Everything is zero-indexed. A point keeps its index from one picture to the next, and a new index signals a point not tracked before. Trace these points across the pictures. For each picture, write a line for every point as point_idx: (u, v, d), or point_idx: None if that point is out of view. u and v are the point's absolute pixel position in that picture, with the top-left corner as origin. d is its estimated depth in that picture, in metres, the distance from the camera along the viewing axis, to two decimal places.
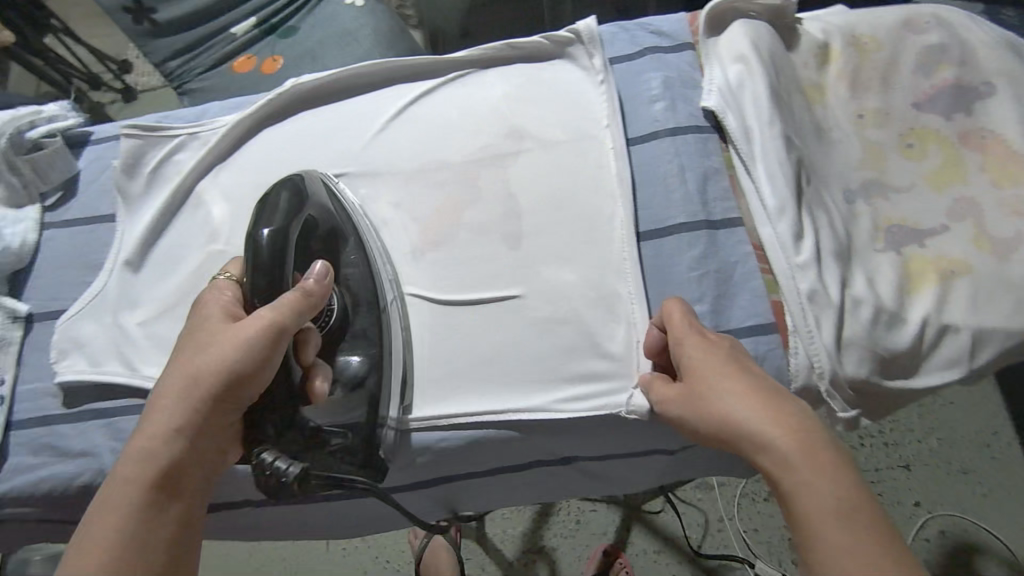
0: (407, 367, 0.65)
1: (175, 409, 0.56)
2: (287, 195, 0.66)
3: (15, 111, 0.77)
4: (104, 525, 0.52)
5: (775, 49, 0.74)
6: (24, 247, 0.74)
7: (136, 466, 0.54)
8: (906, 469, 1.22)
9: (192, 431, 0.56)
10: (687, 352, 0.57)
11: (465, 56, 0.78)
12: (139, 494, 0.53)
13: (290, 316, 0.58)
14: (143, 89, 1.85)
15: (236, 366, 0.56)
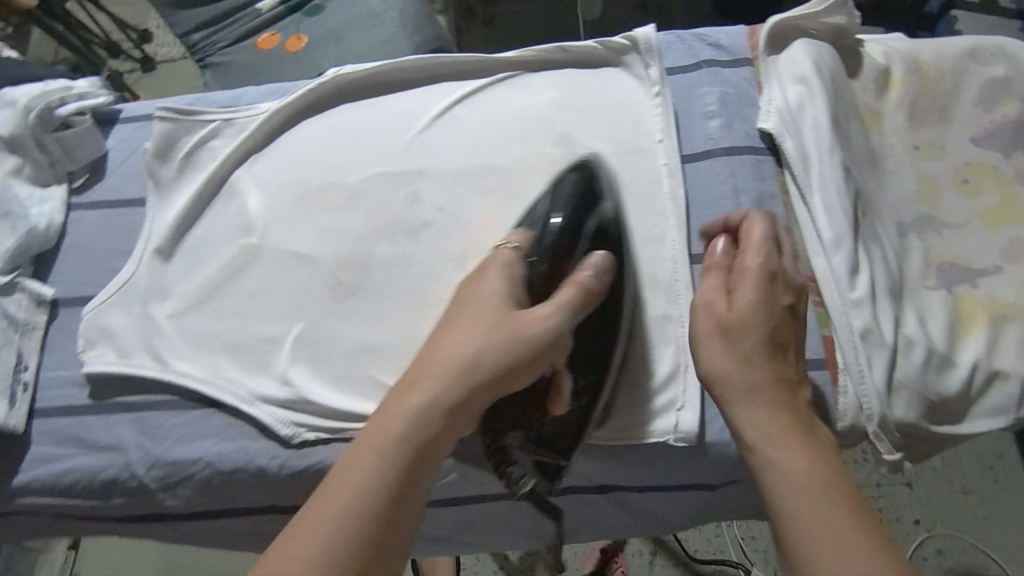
0: (632, 398, 0.63)
1: (442, 374, 0.50)
2: (580, 188, 0.64)
3: (45, 86, 0.74)
4: (341, 486, 0.46)
5: (836, 71, 0.72)
6: (49, 229, 0.71)
7: (392, 428, 0.48)
8: (909, 486, 1.21)
9: (459, 406, 0.50)
10: (737, 297, 0.54)
11: (515, 56, 0.76)
12: (397, 461, 0.47)
13: (573, 313, 0.54)
14: (162, 60, 1.81)
15: (510, 358, 0.51)
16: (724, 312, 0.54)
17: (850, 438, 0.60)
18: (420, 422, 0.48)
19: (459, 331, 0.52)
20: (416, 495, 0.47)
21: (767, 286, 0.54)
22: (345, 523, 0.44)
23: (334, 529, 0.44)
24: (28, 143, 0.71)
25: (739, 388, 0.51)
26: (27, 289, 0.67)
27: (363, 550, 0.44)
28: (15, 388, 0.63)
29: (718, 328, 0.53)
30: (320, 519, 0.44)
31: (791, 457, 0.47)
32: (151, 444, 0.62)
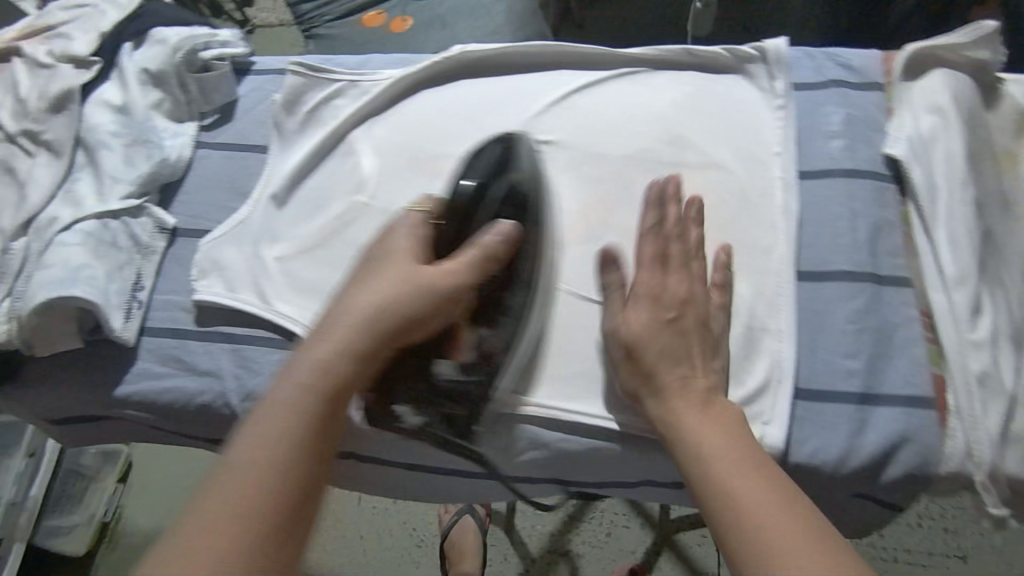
0: (534, 348, 0.64)
1: (351, 333, 0.53)
2: (498, 154, 0.66)
3: (193, 31, 0.78)
4: (257, 441, 0.49)
5: (974, 106, 0.69)
6: (179, 162, 0.75)
7: (304, 388, 0.51)
8: (962, 559, 1.11)
9: (364, 366, 0.53)
10: (661, 305, 0.59)
11: (639, 54, 0.76)
12: (310, 409, 0.51)
13: (473, 272, 0.58)
14: (260, 24, 1.98)
15: (408, 312, 0.54)
16: (650, 318, 0.59)
17: (951, 482, 0.59)
18: (320, 380, 0.52)
19: (366, 285, 0.56)
20: (328, 445, 0.52)
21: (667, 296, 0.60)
22: (274, 471, 0.48)
23: (264, 482, 0.48)
24: (171, 80, 0.76)
25: (650, 377, 0.58)
26: (152, 214, 0.71)
27: (283, 500, 0.48)
28: (131, 305, 0.66)
29: (620, 345, 0.60)
30: (247, 480, 0.48)
31: (710, 431, 0.55)
32: (248, 376, 0.65)
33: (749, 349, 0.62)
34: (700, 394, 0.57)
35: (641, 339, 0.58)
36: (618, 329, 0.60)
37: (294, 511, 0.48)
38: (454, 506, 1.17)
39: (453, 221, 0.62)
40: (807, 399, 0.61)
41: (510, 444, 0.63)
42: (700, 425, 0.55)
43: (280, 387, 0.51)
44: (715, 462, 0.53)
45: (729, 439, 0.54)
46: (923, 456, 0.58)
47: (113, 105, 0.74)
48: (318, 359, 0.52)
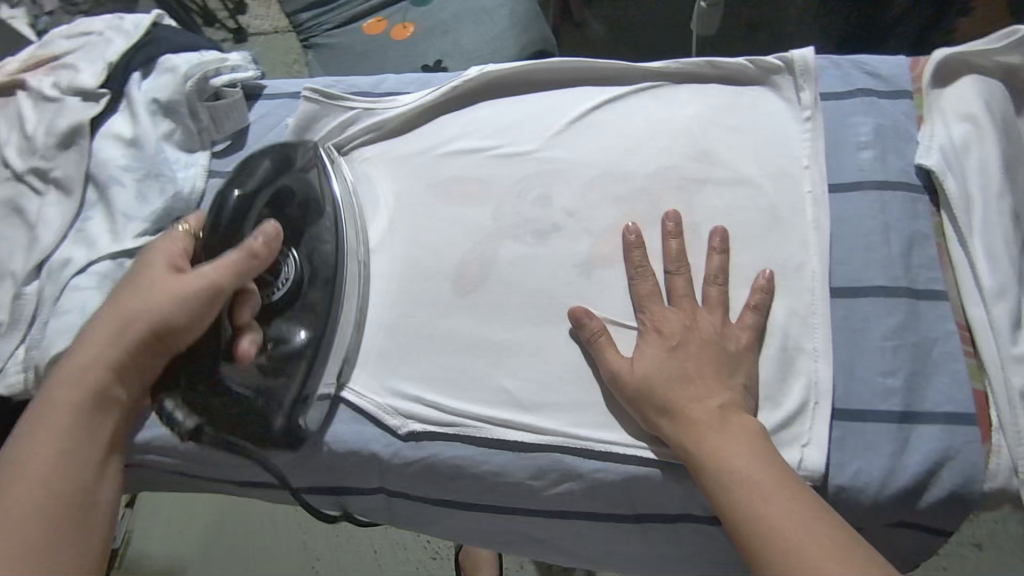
0: (355, 341, 0.68)
1: (104, 342, 0.58)
2: (269, 165, 0.71)
3: (203, 56, 0.76)
4: (45, 449, 0.55)
5: (1006, 113, 0.68)
6: (193, 194, 0.73)
7: (76, 399, 0.57)
8: (978, 549, 1.05)
9: (113, 372, 0.58)
10: (670, 326, 0.61)
11: (661, 67, 0.74)
12: (67, 424, 0.56)
13: (234, 278, 0.61)
14: (256, 33, 1.96)
15: (168, 320, 0.59)
16: (663, 342, 0.60)
17: (996, 501, 0.57)
18: (95, 384, 0.58)
19: (150, 296, 0.59)
20: (86, 457, 0.57)
21: (670, 330, 0.60)
22: (35, 492, 0.53)
23: (38, 483, 0.54)
24: (182, 109, 0.74)
25: (659, 407, 0.57)
26: None
27: (65, 513, 0.54)
28: None
29: (627, 391, 0.59)
30: (20, 481, 0.54)
31: (727, 448, 0.53)
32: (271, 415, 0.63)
33: (785, 371, 0.61)
34: (713, 411, 0.56)
35: (648, 375, 0.58)
36: (625, 369, 0.60)
37: (76, 520, 0.54)
38: None
39: (210, 231, 0.67)
40: (846, 419, 0.59)
41: (544, 477, 0.62)
42: (715, 444, 0.54)
43: (55, 384, 0.57)
44: (738, 481, 0.52)
45: (744, 452, 0.53)
46: (967, 475, 0.56)
47: (123, 139, 0.72)
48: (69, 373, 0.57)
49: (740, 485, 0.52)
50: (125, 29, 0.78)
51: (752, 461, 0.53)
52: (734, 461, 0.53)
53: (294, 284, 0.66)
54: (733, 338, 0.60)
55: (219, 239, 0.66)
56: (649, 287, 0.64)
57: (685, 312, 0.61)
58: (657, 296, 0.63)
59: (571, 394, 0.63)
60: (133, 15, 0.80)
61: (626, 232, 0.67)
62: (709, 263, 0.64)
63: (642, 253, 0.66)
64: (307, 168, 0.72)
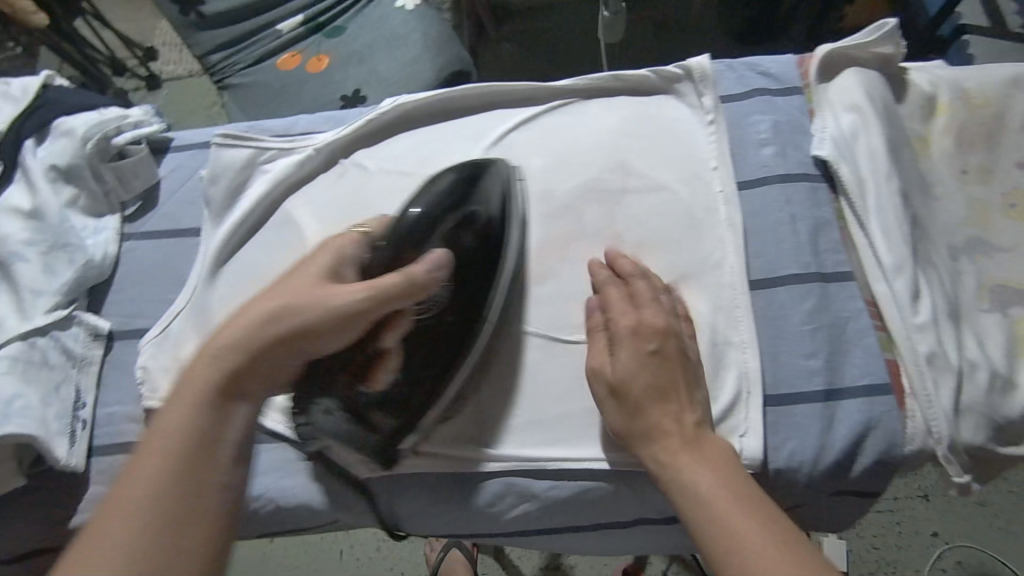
0: (482, 371, 0.66)
1: (257, 328, 0.53)
2: (451, 182, 0.66)
3: (101, 115, 0.74)
4: (174, 435, 0.49)
5: (886, 99, 0.73)
6: (105, 260, 0.71)
7: (210, 381, 0.51)
8: (924, 499, 1.11)
9: (252, 358, 0.52)
10: (646, 318, 0.60)
11: (569, 85, 0.77)
12: (192, 417, 0.49)
13: (385, 301, 0.54)
14: (169, 77, 1.91)
15: (306, 322, 0.53)
16: (645, 348, 0.58)
17: (917, 460, 0.61)
18: (229, 367, 0.51)
19: (335, 296, 0.54)
20: (215, 454, 0.49)
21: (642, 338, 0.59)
22: (146, 493, 0.46)
23: (148, 471, 0.47)
24: (85, 172, 0.71)
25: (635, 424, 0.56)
26: (84, 322, 0.67)
27: (175, 509, 0.46)
28: (74, 426, 0.62)
29: (604, 384, 0.59)
30: (144, 457, 0.48)
31: (687, 467, 0.53)
32: None
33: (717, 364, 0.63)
34: (682, 432, 0.55)
35: (624, 383, 0.57)
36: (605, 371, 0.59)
37: (188, 510, 0.47)
38: (439, 542, 1.12)
39: (391, 247, 0.60)
40: (777, 404, 0.62)
41: (501, 501, 0.63)
42: (680, 464, 0.54)
43: (190, 371, 0.52)
44: (695, 500, 0.52)
45: (707, 475, 0.53)
46: (889, 442, 0.60)
47: (21, 211, 0.68)
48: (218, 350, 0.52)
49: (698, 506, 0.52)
50: (12, 95, 0.74)
51: (716, 481, 0.52)
52: (697, 481, 0.53)
53: (435, 312, 0.62)
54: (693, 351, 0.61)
55: (387, 256, 0.59)
56: (620, 296, 0.63)
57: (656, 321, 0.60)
58: (633, 304, 0.61)
59: (517, 415, 0.64)
60: (19, 79, 0.76)
61: (592, 264, 0.66)
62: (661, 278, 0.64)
63: (611, 275, 0.64)
64: (501, 203, 0.68)
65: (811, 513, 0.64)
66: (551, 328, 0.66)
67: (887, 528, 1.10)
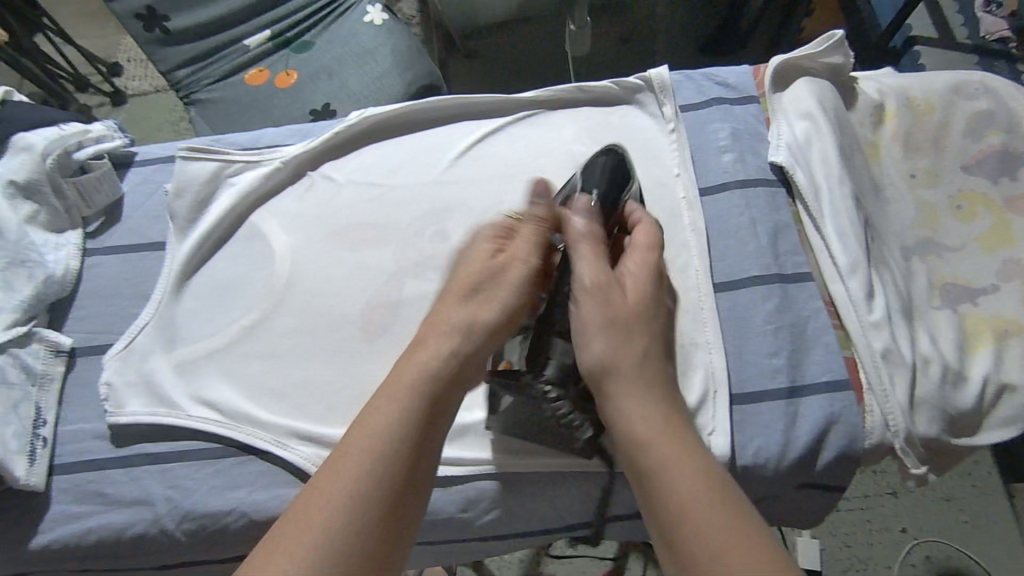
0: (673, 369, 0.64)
1: (467, 329, 0.54)
2: (607, 165, 0.67)
3: (61, 130, 0.73)
4: (388, 420, 0.47)
5: (837, 107, 0.76)
6: (66, 275, 0.70)
7: (415, 382, 0.50)
8: (893, 496, 1.14)
9: (453, 372, 0.51)
10: (637, 266, 0.60)
11: (534, 96, 0.78)
12: (405, 414, 0.48)
13: (531, 260, 0.59)
14: (134, 93, 1.88)
15: (496, 311, 0.56)
16: (658, 301, 0.60)
17: (877, 454, 0.63)
18: (435, 383, 0.50)
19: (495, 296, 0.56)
20: (426, 443, 0.48)
21: (639, 301, 0.58)
22: (365, 473, 0.45)
23: (363, 450, 0.45)
24: (45, 188, 0.70)
25: (615, 392, 0.52)
26: (44, 339, 0.65)
27: (387, 513, 0.44)
28: (34, 445, 0.61)
29: (607, 309, 0.56)
30: (345, 462, 0.45)
31: (665, 460, 0.48)
32: (180, 497, 0.60)
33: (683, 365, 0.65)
34: (660, 419, 0.51)
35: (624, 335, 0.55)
36: (611, 317, 0.55)
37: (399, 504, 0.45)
38: None
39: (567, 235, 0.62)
40: (743, 403, 0.64)
41: (472, 506, 0.62)
42: (659, 456, 0.48)
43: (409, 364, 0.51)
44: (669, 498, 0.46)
45: (687, 472, 0.47)
46: (851, 436, 0.62)
47: None
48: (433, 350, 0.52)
49: (668, 507, 0.46)
50: None
51: (694, 477, 0.47)
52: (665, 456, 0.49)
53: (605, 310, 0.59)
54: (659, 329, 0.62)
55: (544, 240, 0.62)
56: (633, 262, 0.60)
57: (652, 289, 0.60)
58: (642, 270, 0.60)
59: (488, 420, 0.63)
60: None
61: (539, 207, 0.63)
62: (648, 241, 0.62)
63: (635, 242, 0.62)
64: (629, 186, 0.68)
65: (779, 509, 0.66)
66: None
67: (859, 526, 1.12)
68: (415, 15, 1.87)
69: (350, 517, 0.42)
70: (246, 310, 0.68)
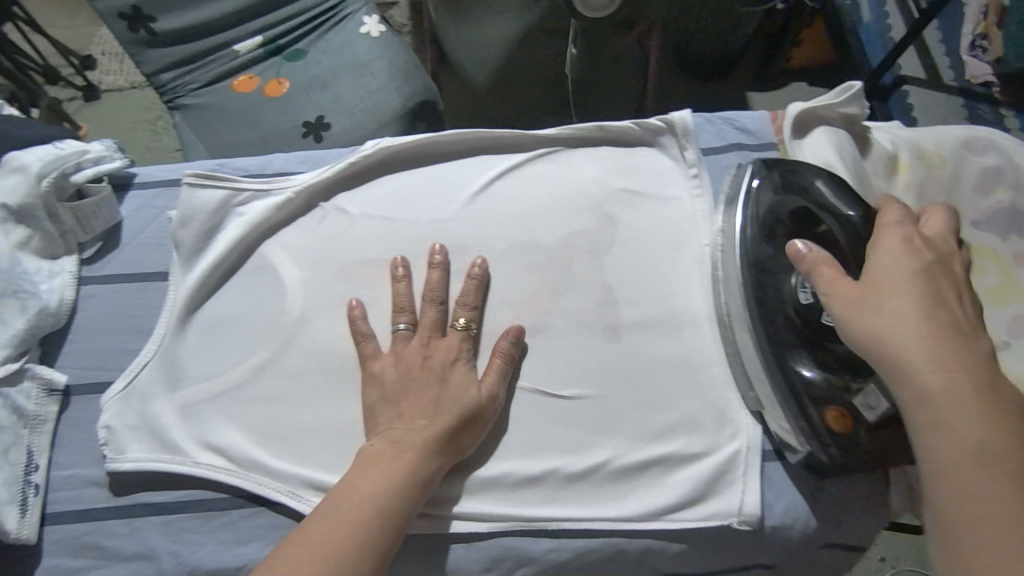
0: None
1: (427, 450, 0.55)
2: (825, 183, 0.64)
3: (59, 149, 0.68)
4: (376, 495, 0.52)
5: (854, 158, 0.77)
6: (61, 306, 0.65)
7: (368, 503, 0.51)
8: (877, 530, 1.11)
9: (399, 505, 0.52)
10: (892, 248, 0.52)
11: (555, 134, 0.77)
12: (388, 494, 0.52)
13: (497, 380, 0.62)
14: (108, 89, 1.80)
15: (472, 407, 0.59)
16: (931, 262, 0.51)
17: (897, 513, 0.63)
18: (383, 514, 0.51)
19: (470, 440, 0.59)
20: (390, 542, 0.51)
21: (911, 272, 0.50)
22: (338, 543, 0.48)
23: (350, 520, 0.50)
24: (38, 213, 0.66)
25: (894, 365, 0.47)
26: (36, 376, 0.61)
27: None
28: (26, 493, 0.58)
29: (879, 309, 0.49)
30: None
31: (951, 447, 0.44)
32: (187, 551, 0.58)
33: (719, 424, 0.63)
34: (966, 398, 0.44)
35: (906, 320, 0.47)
36: (867, 297, 0.50)
37: None
38: None
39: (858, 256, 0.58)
40: (768, 459, 0.63)
41: (497, 565, 0.59)
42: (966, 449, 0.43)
43: (398, 434, 0.56)
44: (951, 492, 0.44)
45: (978, 471, 0.43)
46: (875, 495, 0.62)
47: None
48: (421, 436, 0.56)
49: (955, 502, 0.43)
50: None
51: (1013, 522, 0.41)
52: (981, 498, 0.42)
53: None
54: (951, 290, 0.51)
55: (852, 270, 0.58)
56: (908, 236, 0.53)
57: (922, 254, 0.51)
58: (902, 239, 0.53)
59: (509, 474, 0.60)
60: None
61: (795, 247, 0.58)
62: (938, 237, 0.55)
63: (883, 217, 0.56)
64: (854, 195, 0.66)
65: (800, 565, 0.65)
66: (543, 381, 0.65)
67: None
68: (407, 24, 1.84)
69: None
70: (256, 348, 0.65)
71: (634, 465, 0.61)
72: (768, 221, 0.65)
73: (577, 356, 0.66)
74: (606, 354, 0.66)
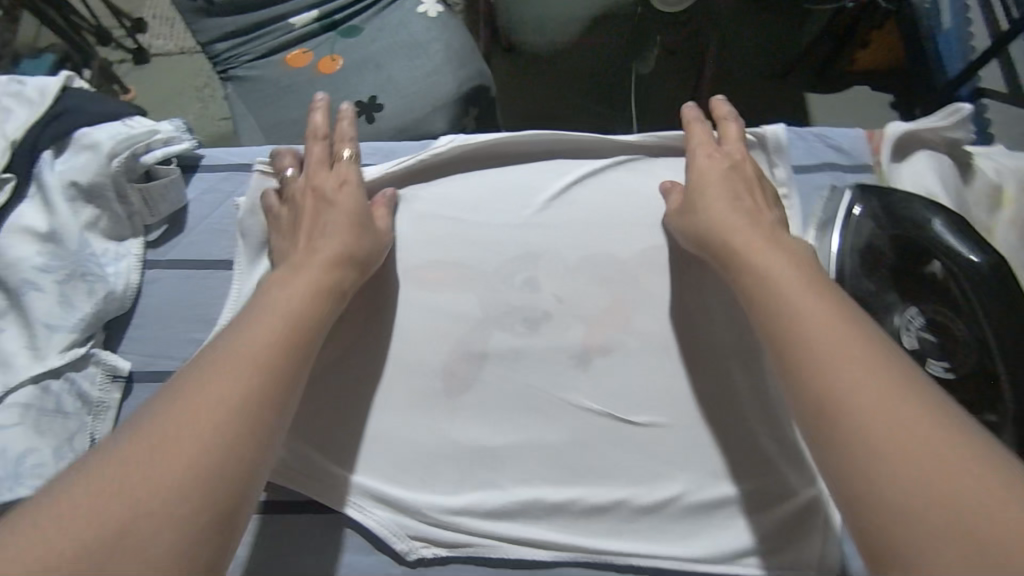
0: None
1: (322, 271, 0.57)
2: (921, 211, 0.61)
3: (130, 128, 0.66)
4: (275, 318, 0.52)
5: (956, 187, 0.72)
6: (127, 291, 0.64)
7: (275, 331, 0.50)
8: None
9: (306, 327, 0.53)
10: (702, 164, 0.65)
11: (637, 142, 0.73)
12: (288, 318, 0.52)
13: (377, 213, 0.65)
14: (158, 53, 1.79)
15: (361, 225, 0.62)
16: (742, 165, 0.65)
17: None
18: (294, 338, 0.51)
19: (364, 248, 0.61)
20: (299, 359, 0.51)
21: (727, 179, 0.63)
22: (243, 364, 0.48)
23: (258, 341, 0.49)
24: (108, 192, 0.64)
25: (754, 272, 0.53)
26: (101, 362, 0.60)
27: (231, 436, 0.45)
28: None
29: (710, 199, 0.61)
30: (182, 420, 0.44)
31: (820, 332, 0.47)
32: None
33: (798, 465, 0.60)
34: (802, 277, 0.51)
35: (727, 219, 0.58)
36: (700, 201, 0.61)
37: (261, 403, 0.47)
38: None
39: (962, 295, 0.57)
40: None
41: None
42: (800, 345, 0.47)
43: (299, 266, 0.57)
44: (835, 361, 0.45)
45: (848, 343, 0.45)
46: None
47: (37, 232, 0.61)
48: (307, 263, 0.57)
49: (829, 368, 0.45)
50: (27, 97, 0.66)
51: (871, 371, 0.44)
52: (844, 360, 0.45)
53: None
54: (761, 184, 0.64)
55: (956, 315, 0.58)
56: (710, 154, 0.65)
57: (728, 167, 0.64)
58: (704, 157, 0.65)
59: (576, 501, 0.58)
60: (34, 78, 0.68)
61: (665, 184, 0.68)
62: (735, 151, 0.66)
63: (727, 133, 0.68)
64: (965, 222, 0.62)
65: None
66: (613, 403, 0.62)
67: None
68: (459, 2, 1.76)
69: (221, 405, 0.45)
70: (321, 347, 0.64)
71: (705, 501, 0.59)
72: (871, 258, 0.63)
73: (648, 382, 0.63)
74: (680, 379, 0.63)
